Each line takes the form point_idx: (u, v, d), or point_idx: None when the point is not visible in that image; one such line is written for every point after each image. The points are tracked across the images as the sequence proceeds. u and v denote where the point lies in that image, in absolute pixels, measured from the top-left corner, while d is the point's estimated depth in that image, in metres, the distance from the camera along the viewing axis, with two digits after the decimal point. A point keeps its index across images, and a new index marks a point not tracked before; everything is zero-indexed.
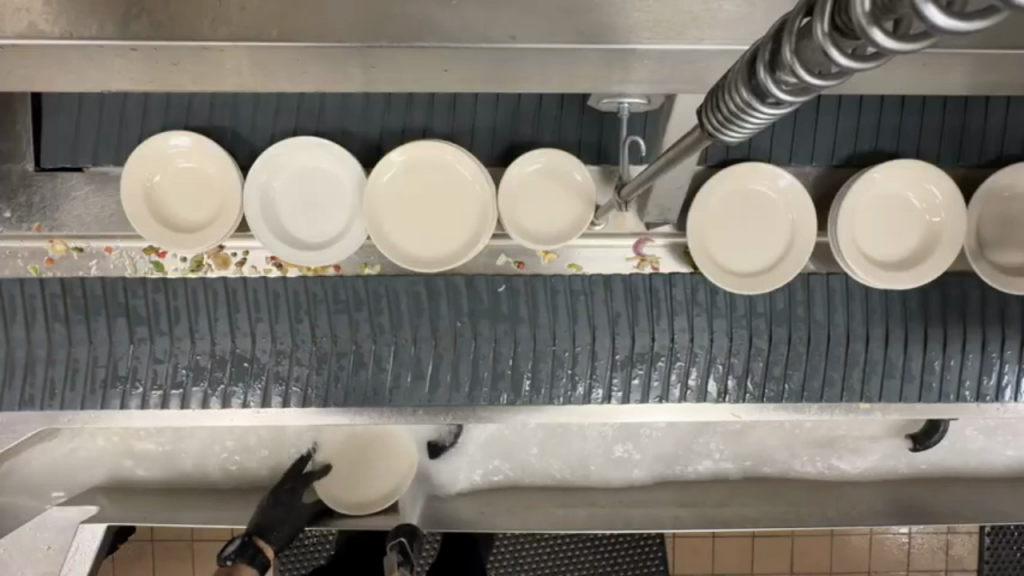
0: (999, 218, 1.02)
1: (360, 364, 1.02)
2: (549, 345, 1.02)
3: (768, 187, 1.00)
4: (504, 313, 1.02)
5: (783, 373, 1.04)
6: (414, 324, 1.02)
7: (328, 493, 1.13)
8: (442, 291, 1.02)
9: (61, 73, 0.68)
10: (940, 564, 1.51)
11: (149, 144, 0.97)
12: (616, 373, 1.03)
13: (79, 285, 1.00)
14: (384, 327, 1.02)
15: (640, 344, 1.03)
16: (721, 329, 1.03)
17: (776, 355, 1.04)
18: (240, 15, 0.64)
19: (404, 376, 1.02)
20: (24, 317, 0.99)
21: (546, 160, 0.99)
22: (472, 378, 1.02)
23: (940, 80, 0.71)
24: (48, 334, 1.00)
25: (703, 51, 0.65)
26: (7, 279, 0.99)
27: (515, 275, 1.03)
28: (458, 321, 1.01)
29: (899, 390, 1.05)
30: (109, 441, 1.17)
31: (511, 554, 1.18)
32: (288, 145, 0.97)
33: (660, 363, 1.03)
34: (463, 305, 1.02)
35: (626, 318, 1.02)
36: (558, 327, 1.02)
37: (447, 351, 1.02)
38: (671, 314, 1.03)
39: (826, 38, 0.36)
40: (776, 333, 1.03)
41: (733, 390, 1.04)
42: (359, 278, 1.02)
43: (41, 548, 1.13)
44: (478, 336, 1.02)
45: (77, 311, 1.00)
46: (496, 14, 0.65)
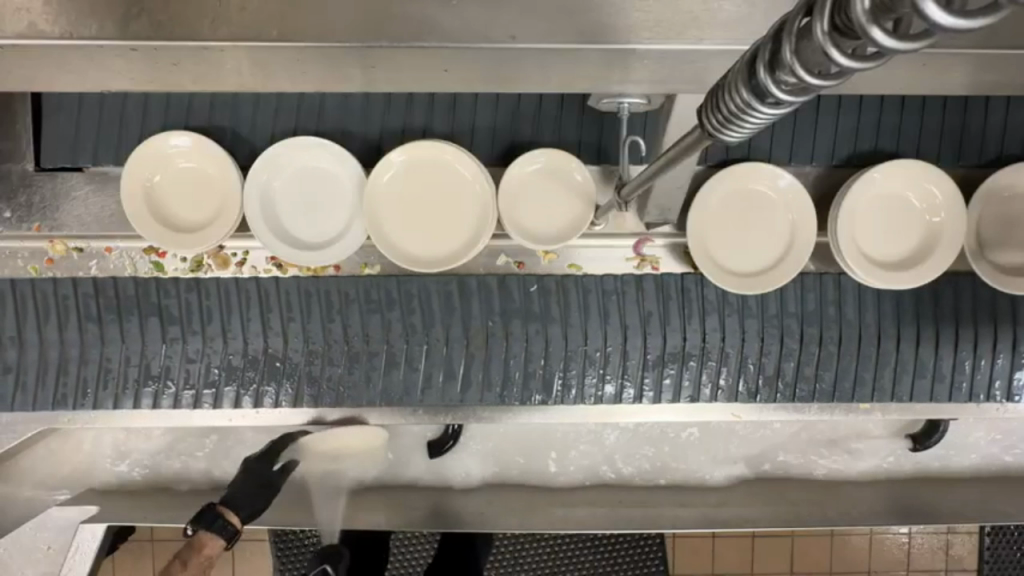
0: (1000, 218, 1.02)
1: (392, 363, 1.03)
2: (580, 345, 1.03)
3: (768, 187, 1.00)
4: (537, 313, 1.03)
5: (814, 373, 1.05)
6: (447, 325, 1.02)
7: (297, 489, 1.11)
8: (475, 290, 1.02)
9: (61, 73, 0.68)
10: (940, 564, 1.51)
11: (149, 144, 0.97)
12: (649, 372, 1.04)
13: (112, 285, 1.01)
14: (417, 327, 1.02)
15: (671, 343, 1.03)
16: (751, 330, 1.04)
17: (806, 355, 1.04)
18: (240, 15, 0.64)
19: (437, 376, 1.03)
20: (57, 317, 1.00)
21: (546, 160, 0.99)
22: (503, 378, 1.03)
23: (939, 80, 0.71)
24: (81, 335, 1.01)
25: (703, 51, 0.65)
26: (41, 279, 1.00)
27: (514, 275, 1.03)
28: (489, 321, 1.02)
29: (929, 390, 1.06)
30: (108, 440, 1.17)
31: (511, 554, 1.17)
32: (288, 145, 0.97)
33: (692, 363, 1.04)
34: (495, 305, 1.03)
35: (657, 317, 1.03)
36: (590, 327, 1.03)
37: (479, 350, 1.03)
38: (703, 315, 1.03)
39: (826, 38, 0.36)
40: (807, 333, 1.04)
41: (763, 390, 1.05)
42: (394, 279, 1.02)
43: (41, 548, 1.11)
44: (510, 336, 1.03)
45: (110, 312, 1.01)
46: (496, 13, 0.65)
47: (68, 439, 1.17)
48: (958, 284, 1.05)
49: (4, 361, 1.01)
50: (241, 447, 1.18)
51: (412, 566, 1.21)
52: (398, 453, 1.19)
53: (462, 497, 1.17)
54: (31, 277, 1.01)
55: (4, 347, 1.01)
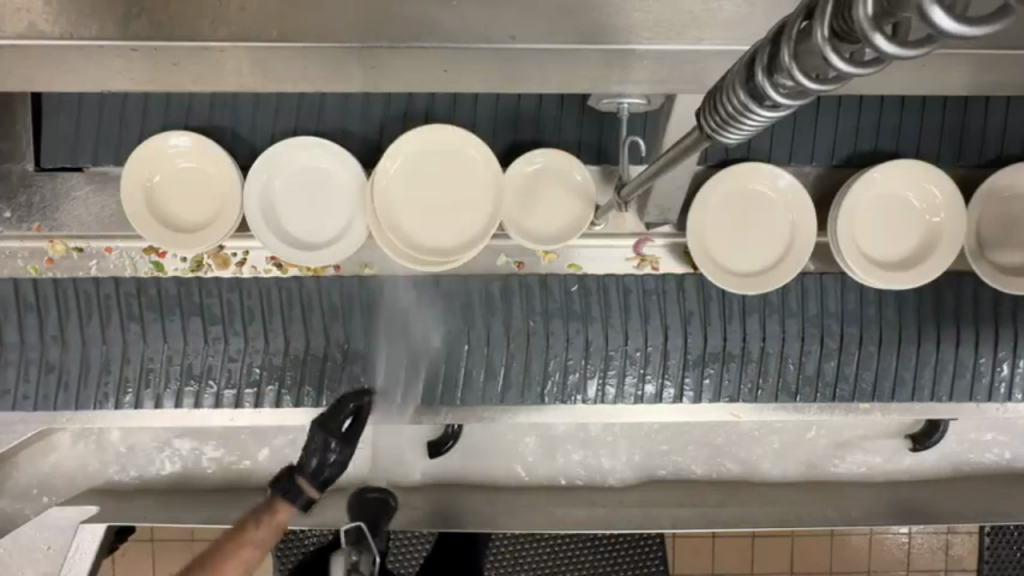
0: (1000, 218, 1.02)
1: (435, 361, 1.04)
2: (620, 345, 1.04)
3: (768, 187, 1.00)
4: (579, 312, 1.04)
5: (854, 373, 1.06)
6: (488, 325, 1.03)
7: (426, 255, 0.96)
8: (516, 291, 1.03)
9: (61, 73, 0.68)
10: (940, 564, 1.51)
11: (149, 145, 0.97)
12: (690, 372, 1.05)
13: (155, 284, 1.02)
14: (459, 327, 1.03)
15: (712, 343, 1.04)
16: (792, 330, 1.04)
17: (846, 355, 1.05)
18: (240, 15, 0.64)
19: (477, 374, 1.04)
20: (100, 316, 1.02)
21: (546, 159, 0.99)
22: (543, 375, 1.04)
23: (939, 81, 0.71)
24: (123, 334, 1.02)
25: (703, 51, 0.65)
26: (83, 279, 1.02)
27: (554, 275, 1.04)
28: (531, 321, 1.03)
29: (969, 389, 1.07)
30: (106, 440, 1.17)
31: (511, 555, 1.17)
32: (288, 145, 0.97)
33: (732, 363, 1.05)
34: (536, 305, 1.03)
35: (697, 317, 1.04)
36: (630, 327, 1.04)
37: (520, 350, 1.03)
38: (743, 316, 1.04)
39: (826, 42, 0.36)
40: (847, 332, 1.04)
41: (803, 390, 1.06)
42: (439, 279, 1.03)
43: (41, 548, 1.13)
44: (551, 335, 1.03)
45: (153, 311, 1.02)
46: (496, 14, 0.65)
47: (68, 440, 1.17)
48: (959, 283, 1.05)
49: (46, 360, 1.02)
50: (242, 448, 1.18)
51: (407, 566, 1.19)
52: (399, 452, 1.19)
53: (463, 496, 1.17)
54: (72, 276, 1.02)
55: (47, 345, 1.02)
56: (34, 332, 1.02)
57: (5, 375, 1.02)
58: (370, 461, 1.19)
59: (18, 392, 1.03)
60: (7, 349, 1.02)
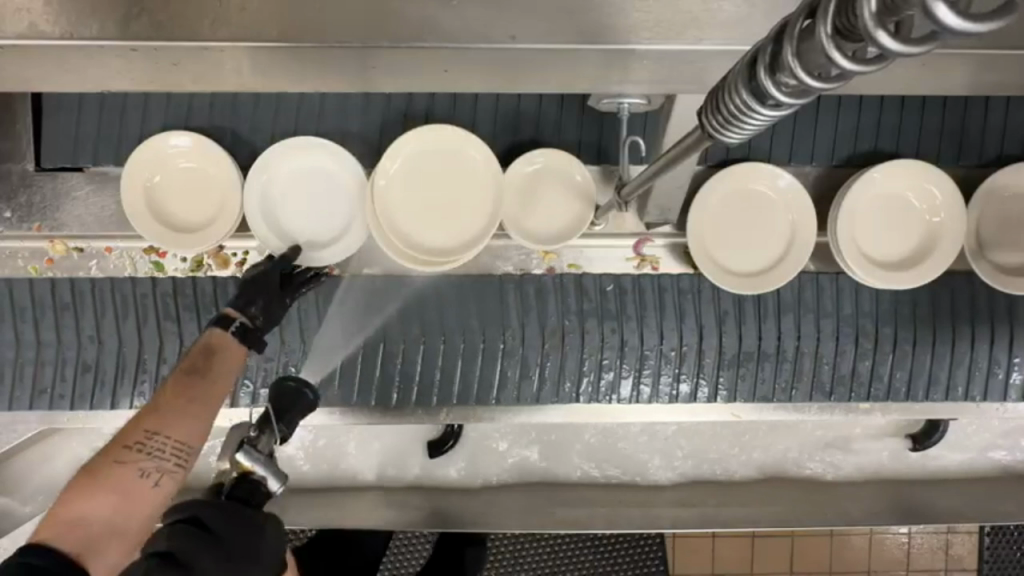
0: (1001, 218, 1.02)
1: (471, 360, 1.03)
2: (656, 345, 1.03)
3: (768, 187, 1.00)
4: (614, 312, 1.03)
5: (889, 373, 1.06)
6: (523, 324, 1.02)
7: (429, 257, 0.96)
8: (551, 291, 1.03)
9: (61, 73, 0.68)
10: (940, 564, 1.51)
11: (149, 145, 0.97)
12: (725, 371, 1.05)
13: (191, 284, 1.01)
14: (494, 324, 1.02)
15: (748, 343, 1.04)
16: (827, 330, 1.04)
17: (880, 355, 1.05)
18: (240, 14, 0.64)
19: (511, 373, 1.04)
20: (136, 316, 1.01)
21: (546, 159, 0.99)
22: (577, 374, 1.04)
23: (939, 81, 0.71)
24: (159, 334, 1.01)
25: (703, 51, 0.66)
26: (120, 279, 1.01)
27: (588, 275, 1.04)
28: (566, 320, 1.03)
29: (1002, 390, 1.07)
30: (103, 441, 1.17)
31: (511, 554, 1.18)
32: (287, 145, 0.97)
33: (768, 362, 1.04)
34: (571, 304, 1.03)
35: (733, 316, 1.04)
36: (666, 327, 1.03)
37: (555, 350, 1.03)
38: (779, 315, 1.04)
39: (829, 40, 0.36)
40: (883, 333, 1.04)
41: (839, 390, 1.06)
42: (476, 282, 1.03)
43: None
44: (586, 334, 1.03)
45: (189, 311, 1.01)
46: (496, 13, 0.65)
47: (66, 441, 1.17)
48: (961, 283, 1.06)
49: (83, 360, 1.02)
50: None
51: (410, 567, 1.18)
52: (399, 451, 1.19)
53: (463, 496, 1.17)
54: (109, 276, 1.02)
55: (83, 345, 1.01)
56: (70, 332, 1.01)
57: (43, 374, 1.02)
58: (370, 462, 1.19)
59: (55, 392, 1.02)
60: (44, 349, 1.01)
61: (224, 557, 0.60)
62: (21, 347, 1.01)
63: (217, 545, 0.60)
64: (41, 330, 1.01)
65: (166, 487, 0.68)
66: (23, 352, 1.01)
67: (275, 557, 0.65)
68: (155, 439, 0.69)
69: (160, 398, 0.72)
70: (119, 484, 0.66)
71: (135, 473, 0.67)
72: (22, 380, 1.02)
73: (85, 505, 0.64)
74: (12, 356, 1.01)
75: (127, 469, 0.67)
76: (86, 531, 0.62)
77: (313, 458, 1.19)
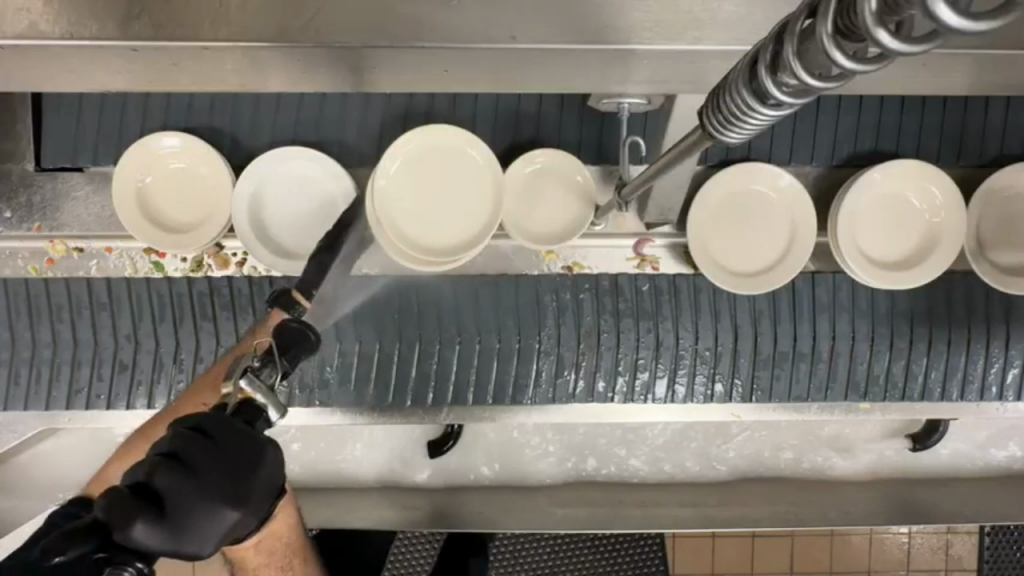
0: (1002, 218, 1.02)
1: (507, 359, 1.04)
2: (690, 344, 1.04)
3: (764, 186, 1.00)
4: (648, 311, 1.04)
5: (924, 371, 1.07)
6: (559, 324, 1.04)
7: (430, 255, 0.96)
8: (587, 292, 1.04)
9: (58, 71, 0.68)
10: (940, 565, 1.51)
11: (138, 148, 0.97)
12: (760, 371, 1.05)
13: (227, 284, 1.02)
14: (530, 323, 1.03)
15: (783, 344, 1.05)
16: (861, 331, 1.05)
17: (915, 355, 1.06)
18: (240, 14, 0.64)
19: (546, 372, 1.05)
20: (173, 317, 1.03)
21: (546, 160, 1.00)
22: (611, 372, 1.05)
23: (938, 80, 0.71)
24: (195, 333, 1.03)
25: (703, 51, 0.65)
26: (156, 279, 1.03)
27: (626, 275, 1.04)
28: (601, 321, 1.04)
29: None
30: (102, 440, 1.17)
31: (512, 555, 1.16)
32: (271, 156, 0.97)
33: (803, 363, 1.05)
34: (607, 304, 1.04)
35: (768, 316, 1.04)
36: (701, 327, 1.04)
37: (591, 351, 1.04)
38: (814, 316, 1.05)
39: (830, 39, 0.36)
40: (916, 332, 1.05)
41: (874, 390, 1.06)
42: (513, 282, 1.04)
43: None
44: (622, 334, 1.04)
45: (225, 310, 1.03)
46: (497, 13, 0.65)
47: (67, 441, 1.17)
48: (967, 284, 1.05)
49: (120, 360, 1.04)
50: None
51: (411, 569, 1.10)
52: (399, 451, 1.19)
53: (463, 496, 1.17)
54: (144, 277, 1.02)
55: (120, 346, 1.04)
56: (107, 333, 1.03)
57: (79, 374, 1.04)
58: (370, 460, 1.19)
59: (91, 391, 1.04)
60: (81, 349, 1.03)
61: (220, 457, 0.48)
62: None
63: (212, 448, 0.48)
64: (78, 330, 1.03)
65: None
66: None
67: (274, 490, 0.51)
68: None
69: None
70: None
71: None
72: (59, 380, 1.04)
73: None
74: (50, 356, 1.03)
75: None
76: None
77: (313, 457, 1.19)
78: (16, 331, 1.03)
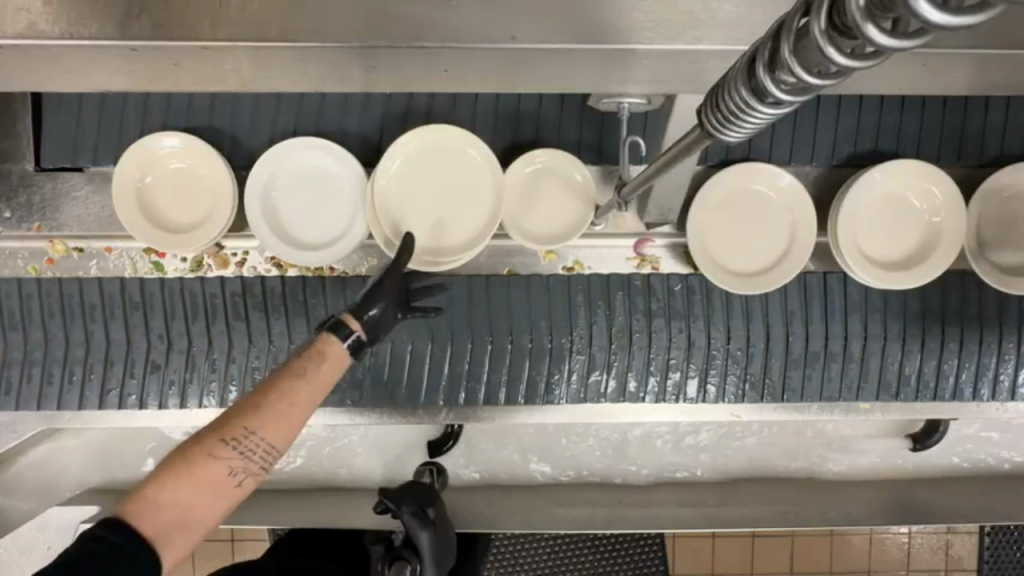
0: (1002, 218, 1.01)
1: (538, 360, 1.03)
2: (722, 345, 1.03)
3: (765, 186, 1.00)
4: (681, 312, 1.03)
5: (956, 369, 1.06)
6: (592, 323, 1.03)
7: (430, 255, 0.96)
8: (618, 292, 1.03)
9: (57, 69, 0.67)
10: (940, 565, 1.51)
11: (138, 149, 0.97)
12: (792, 371, 1.05)
13: (260, 284, 1.01)
14: (561, 323, 1.02)
15: (815, 344, 1.04)
16: (893, 331, 1.04)
17: (946, 353, 1.05)
18: (240, 14, 0.64)
19: (576, 372, 1.04)
20: (205, 317, 1.02)
21: (546, 160, 1.00)
22: (643, 373, 1.04)
23: (938, 78, 0.70)
24: (228, 333, 1.02)
25: (703, 50, 0.65)
26: (188, 281, 1.01)
27: (656, 275, 1.03)
28: (634, 321, 1.03)
29: None
30: (103, 440, 1.17)
31: (511, 554, 1.18)
32: (274, 154, 0.97)
33: (834, 362, 1.05)
34: (638, 304, 1.03)
35: (800, 317, 1.04)
36: (732, 328, 1.03)
37: (622, 352, 1.03)
38: (846, 317, 1.04)
39: (824, 36, 0.36)
40: (947, 333, 1.05)
41: (905, 391, 1.06)
42: (547, 281, 1.03)
43: (41, 548, 1.18)
44: (655, 335, 1.03)
45: (258, 309, 1.02)
46: (497, 13, 0.65)
47: (68, 441, 1.17)
48: (977, 282, 1.05)
49: (153, 360, 1.02)
50: None
51: None
52: (399, 451, 1.19)
53: (462, 495, 1.17)
54: (143, 276, 1.02)
55: (153, 346, 1.02)
56: (140, 332, 1.02)
57: (111, 373, 1.02)
58: (371, 460, 1.19)
59: (122, 390, 1.02)
60: (114, 349, 1.02)
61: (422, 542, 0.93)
62: (24, 347, 1.01)
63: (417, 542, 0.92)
64: (111, 330, 1.01)
65: (248, 483, 0.69)
66: (25, 352, 1.01)
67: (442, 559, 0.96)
68: (250, 439, 0.68)
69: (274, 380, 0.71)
70: (199, 470, 0.66)
71: (226, 470, 0.67)
72: (91, 380, 1.02)
73: (170, 491, 0.64)
74: (82, 356, 1.02)
75: (213, 466, 0.66)
76: (173, 517, 0.64)
77: (314, 457, 1.19)
78: (49, 330, 1.01)
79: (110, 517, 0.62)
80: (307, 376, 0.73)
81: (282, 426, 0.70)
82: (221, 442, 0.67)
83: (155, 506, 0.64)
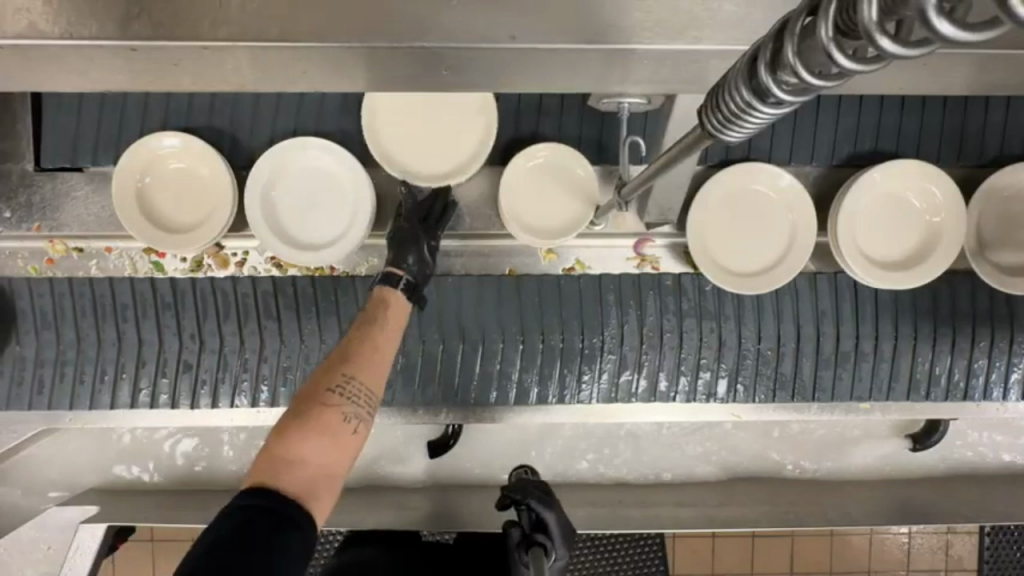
0: (1003, 218, 1.01)
1: (570, 359, 1.03)
2: (753, 345, 1.04)
3: (765, 186, 1.00)
4: (711, 312, 1.03)
5: (987, 367, 1.06)
6: (623, 322, 1.03)
7: (432, 175, 0.97)
8: (649, 292, 1.03)
9: (56, 68, 0.67)
10: (940, 565, 1.50)
11: (138, 149, 0.97)
12: (823, 371, 1.05)
13: (291, 284, 1.01)
14: (594, 323, 1.02)
15: (846, 343, 1.04)
16: (924, 330, 1.04)
17: (976, 351, 1.05)
18: (240, 14, 0.64)
19: (607, 372, 1.04)
20: (237, 316, 1.02)
21: (546, 155, 1.00)
22: (674, 373, 1.04)
23: (937, 77, 0.70)
24: (261, 333, 1.02)
25: (703, 50, 0.65)
26: (220, 278, 1.01)
27: (688, 275, 1.03)
28: (665, 321, 1.03)
29: None
30: (103, 440, 1.17)
31: None
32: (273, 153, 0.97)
33: (865, 362, 1.05)
34: (669, 304, 1.03)
35: (831, 316, 1.04)
36: (763, 327, 1.04)
37: (653, 351, 1.03)
38: (876, 317, 1.04)
39: (830, 41, 0.36)
40: (979, 333, 1.05)
41: (933, 391, 1.06)
42: (581, 281, 1.03)
43: (41, 548, 1.14)
44: (686, 334, 1.03)
45: (291, 311, 1.01)
46: (498, 13, 0.65)
47: (68, 441, 1.16)
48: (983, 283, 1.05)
49: (184, 360, 1.02)
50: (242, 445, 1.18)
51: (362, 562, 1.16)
52: (400, 451, 1.19)
53: (463, 494, 1.17)
54: (144, 276, 1.02)
55: (185, 345, 1.02)
56: (172, 332, 1.02)
57: (144, 372, 1.02)
58: (371, 460, 1.19)
59: (156, 390, 1.03)
60: (146, 349, 1.02)
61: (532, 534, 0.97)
62: (29, 347, 1.01)
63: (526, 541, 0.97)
64: (143, 330, 1.01)
65: (361, 431, 0.77)
66: (26, 352, 1.01)
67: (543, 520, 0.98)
68: (350, 387, 0.77)
69: (347, 346, 0.83)
70: (323, 420, 0.73)
71: (341, 416, 0.75)
72: (123, 381, 1.02)
73: (305, 444, 0.71)
74: (114, 355, 1.02)
75: (332, 413, 0.75)
76: (313, 466, 0.70)
77: None
78: (81, 330, 1.01)
79: (251, 486, 0.67)
80: (371, 339, 0.85)
81: (367, 375, 0.80)
82: (328, 394, 0.76)
83: (291, 460, 0.69)
